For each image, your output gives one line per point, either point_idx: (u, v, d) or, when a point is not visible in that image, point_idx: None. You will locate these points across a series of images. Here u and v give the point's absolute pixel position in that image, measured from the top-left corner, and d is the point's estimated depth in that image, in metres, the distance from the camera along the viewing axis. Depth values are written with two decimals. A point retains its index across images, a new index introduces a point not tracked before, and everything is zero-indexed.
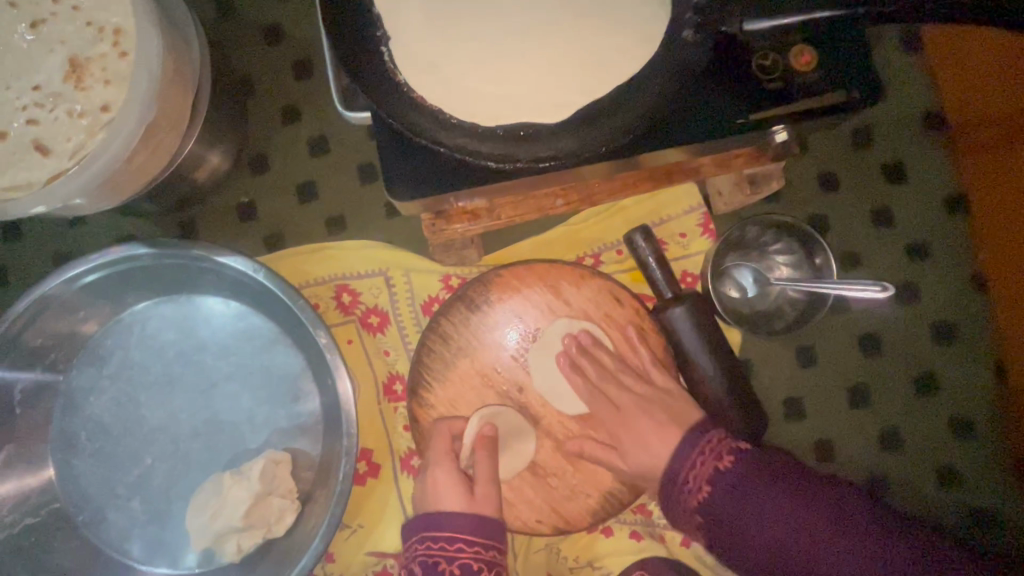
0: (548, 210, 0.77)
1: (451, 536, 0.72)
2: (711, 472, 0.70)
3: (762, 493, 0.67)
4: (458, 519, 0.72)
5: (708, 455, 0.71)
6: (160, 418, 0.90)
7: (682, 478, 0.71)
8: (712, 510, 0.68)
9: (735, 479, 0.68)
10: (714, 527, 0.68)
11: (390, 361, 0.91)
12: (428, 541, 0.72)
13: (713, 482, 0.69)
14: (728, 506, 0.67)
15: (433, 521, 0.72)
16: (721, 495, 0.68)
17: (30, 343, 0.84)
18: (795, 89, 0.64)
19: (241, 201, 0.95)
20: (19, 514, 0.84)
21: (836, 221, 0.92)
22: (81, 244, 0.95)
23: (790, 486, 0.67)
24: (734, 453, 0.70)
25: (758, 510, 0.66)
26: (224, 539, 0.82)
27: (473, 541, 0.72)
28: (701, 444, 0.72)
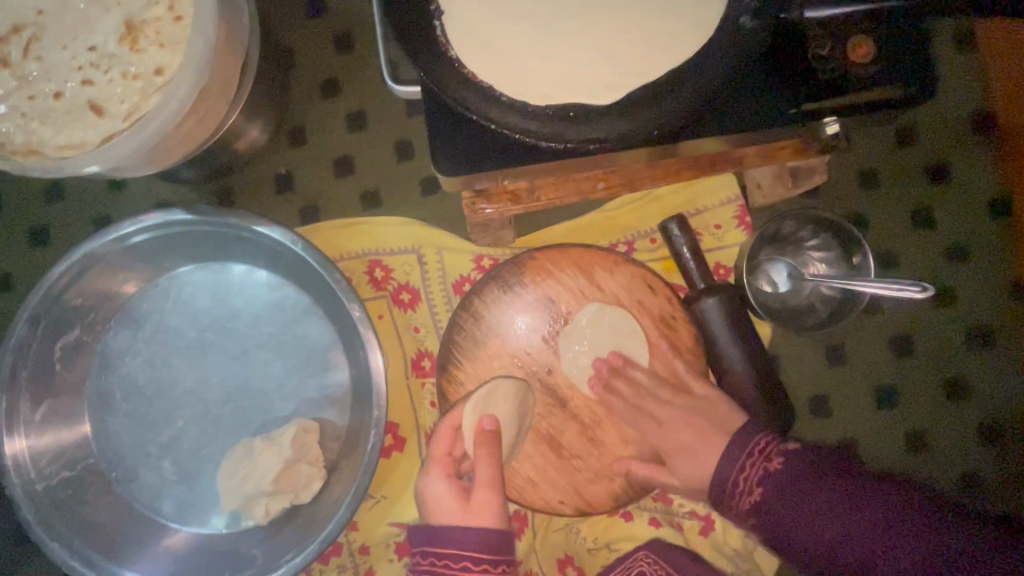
0: (588, 194, 0.77)
1: (457, 555, 0.70)
2: (758, 481, 0.68)
3: (812, 493, 0.65)
4: (464, 537, 0.70)
5: (752, 465, 0.69)
6: (192, 381, 0.92)
7: (738, 488, 0.69)
8: (766, 520, 0.67)
9: (781, 480, 0.67)
10: (777, 538, 0.66)
11: (419, 338, 0.92)
12: (434, 559, 0.71)
13: (762, 490, 0.68)
14: (778, 509, 0.66)
15: (439, 539, 0.71)
16: (771, 502, 0.67)
17: (70, 303, 0.86)
18: (849, 82, 0.62)
19: (278, 172, 0.95)
20: (56, 466, 0.87)
21: (874, 220, 0.91)
22: (120, 207, 0.96)
23: (842, 486, 0.64)
24: (782, 455, 0.69)
25: (808, 515, 0.64)
26: (253, 501, 0.84)
27: (479, 559, 0.70)
28: (748, 453, 0.70)
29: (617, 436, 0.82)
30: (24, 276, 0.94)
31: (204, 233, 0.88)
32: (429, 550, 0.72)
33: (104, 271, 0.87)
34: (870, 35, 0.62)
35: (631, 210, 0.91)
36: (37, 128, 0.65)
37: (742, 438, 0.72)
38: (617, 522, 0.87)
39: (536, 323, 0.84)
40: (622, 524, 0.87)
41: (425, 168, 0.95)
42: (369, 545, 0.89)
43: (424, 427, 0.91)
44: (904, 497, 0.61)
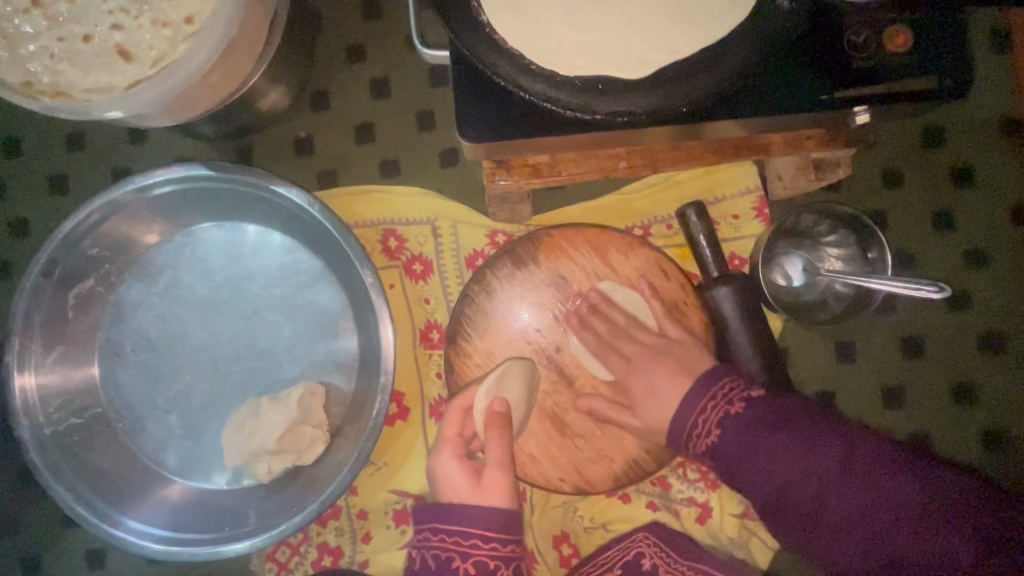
0: (610, 172, 0.76)
1: (467, 532, 0.68)
2: (718, 420, 0.68)
3: (770, 434, 0.65)
4: (476, 513, 0.69)
5: (717, 407, 0.69)
6: (202, 338, 0.93)
7: (698, 431, 0.70)
8: (719, 453, 0.68)
9: (744, 423, 0.67)
10: (725, 466, 0.67)
11: (429, 310, 0.92)
12: (444, 536, 0.69)
13: (719, 428, 0.68)
14: (734, 445, 0.66)
15: (449, 515, 0.69)
16: (726, 440, 0.67)
17: (86, 252, 0.87)
18: (881, 73, 0.62)
19: (298, 136, 0.95)
20: (65, 412, 0.88)
21: (894, 219, 0.91)
22: (139, 160, 0.96)
23: (800, 428, 0.64)
24: (741, 403, 0.68)
25: (761, 451, 0.65)
26: (256, 459, 0.85)
27: (491, 537, 0.69)
28: (709, 394, 0.70)
29: None
30: (42, 223, 0.95)
31: (221, 190, 0.88)
32: (440, 528, 0.69)
33: (121, 222, 0.89)
34: (909, 26, 0.62)
35: (649, 195, 0.91)
36: (65, 70, 0.65)
37: (707, 379, 0.71)
38: (615, 503, 0.88)
39: (547, 301, 0.84)
40: (620, 506, 0.88)
41: (446, 140, 0.95)
42: (368, 510, 0.90)
43: (429, 398, 0.91)
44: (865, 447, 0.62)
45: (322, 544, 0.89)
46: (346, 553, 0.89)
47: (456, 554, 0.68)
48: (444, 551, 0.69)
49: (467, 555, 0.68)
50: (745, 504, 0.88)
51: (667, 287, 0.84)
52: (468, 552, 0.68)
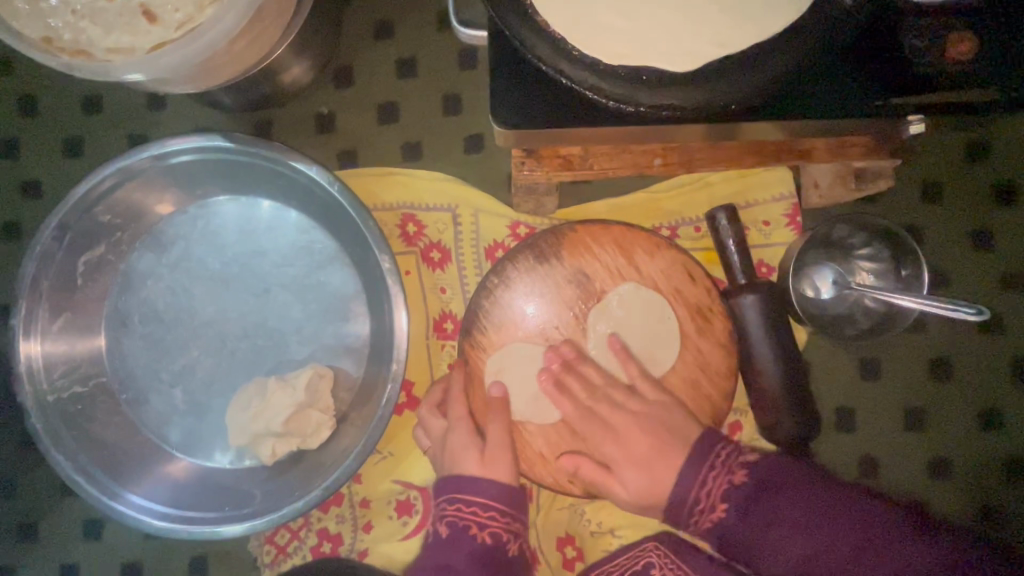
0: (644, 169, 0.73)
1: (484, 503, 0.78)
2: (722, 491, 0.71)
3: (775, 505, 0.68)
4: (491, 489, 0.78)
5: (718, 473, 0.72)
6: (211, 313, 0.91)
7: (691, 509, 0.73)
8: (728, 526, 0.70)
9: (746, 492, 0.70)
10: (733, 541, 0.70)
11: (444, 299, 0.90)
12: (462, 506, 0.78)
13: (726, 497, 0.71)
14: (743, 519, 0.69)
15: (469, 486, 0.78)
16: (734, 509, 0.70)
17: (99, 218, 0.86)
18: (932, 83, 0.58)
19: (320, 111, 0.93)
20: (69, 380, 0.86)
21: (931, 236, 0.87)
22: (156, 127, 0.94)
23: (807, 497, 0.68)
24: (743, 470, 0.71)
25: (770, 524, 0.68)
26: (261, 440, 0.84)
27: (503, 510, 0.78)
28: (709, 460, 0.73)
29: None
30: (55, 186, 0.93)
31: (240, 164, 0.86)
32: (459, 498, 0.78)
33: (137, 189, 0.87)
34: (979, 32, 0.56)
35: (679, 195, 0.88)
36: (86, 27, 0.62)
37: (705, 445, 0.74)
38: (623, 508, 0.86)
39: (568, 298, 0.81)
40: (628, 511, 0.85)
41: (472, 125, 0.92)
42: (370, 499, 0.88)
43: None
44: (870, 510, 0.65)
45: (321, 530, 0.88)
46: (346, 540, 0.88)
47: (472, 523, 0.77)
48: (462, 519, 0.77)
49: (482, 525, 0.77)
50: None
51: (692, 291, 0.81)
52: (484, 522, 0.77)
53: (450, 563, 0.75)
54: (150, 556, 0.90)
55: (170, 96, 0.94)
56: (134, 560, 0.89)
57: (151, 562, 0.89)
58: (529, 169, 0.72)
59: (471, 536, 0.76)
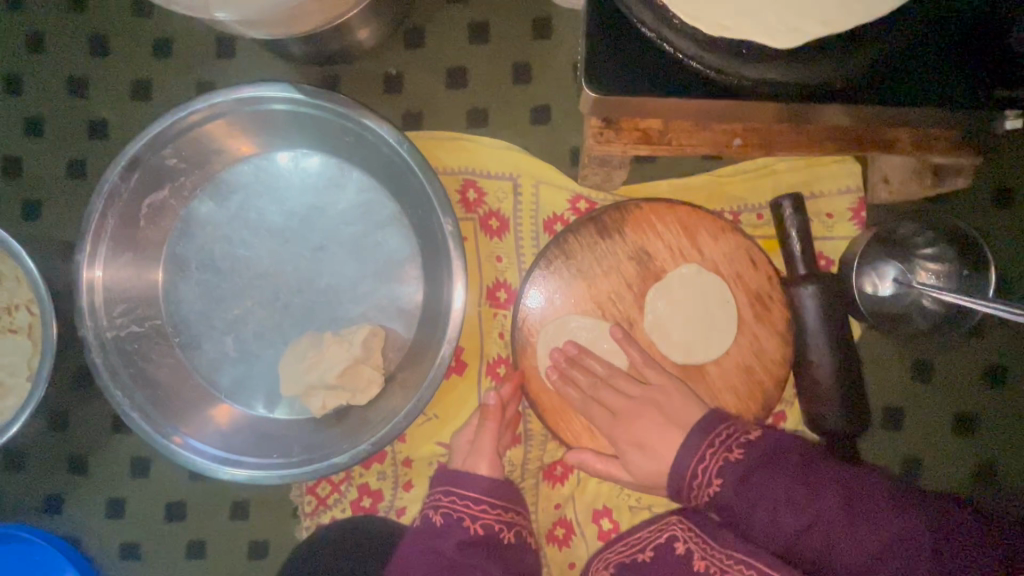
0: (722, 149, 0.74)
1: (477, 497, 0.74)
2: (719, 470, 0.64)
3: (769, 478, 0.62)
4: (484, 481, 0.76)
5: (717, 450, 0.66)
6: (266, 265, 0.92)
7: (693, 478, 0.66)
8: (722, 499, 0.63)
9: (742, 469, 0.63)
10: (732, 518, 0.63)
11: (499, 268, 0.90)
12: (453, 498, 0.75)
13: (720, 478, 0.64)
14: (736, 495, 0.62)
15: (460, 479, 0.76)
16: (731, 485, 0.63)
17: (165, 160, 0.86)
18: None
19: (389, 71, 0.93)
20: (127, 319, 0.88)
21: (997, 240, 0.89)
22: (223, 75, 0.94)
23: (800, 473, 0.61)
24: (738, 450, 0.65)
25: (768, 500, 0.61)
26: (313, 392, 0.85)
27: (496, 504, 0.74)
28: (709, 441, 0.67)
29: None
30: (121, 128, 0.94)
31: (308, 117, 0.86)
32: (447, 491, 0.75)
33: (204, 134, 0.87)
34: None
35: (743, 180, 0.88)
36: None
37: (705, 424, 0.69)
38: None
39: (628, 275, 0.81)
40: (668, 492, 0.86)
41: (539, 96, 0.92)
42: (413, 459, 0.89)
43: (488, 356, 0.90)
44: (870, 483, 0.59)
45: (362, 486, 0.89)
46: (386, 497, 0.89)
47: (466, 515, 0.73)
48: (454, 511, 0.74)
49: (475, 517, 0.73)
50: None
51: (753, 277, 0.81)
52: (477, 514, 0.73)
53: (440, 550, 0.71)
54: (193, 497, 0.92)
55: (240, 46, 0.94)
56: (179, 500, 0.92)
57: (194, 504, 0.91)
58: (607, 140, 0.72)
59: (462, 527, 0.72)
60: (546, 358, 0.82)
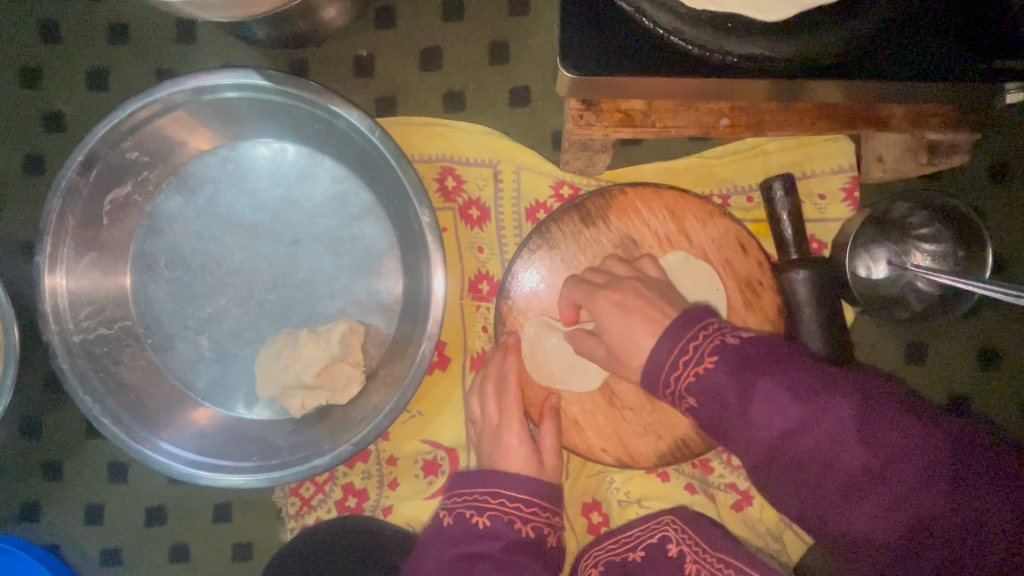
0: (709, 130, 0.70)
1: (524, 498, 0.68)
2: (700, 360, 0.59)
3: (751, 368, 0.56)
4: (534, 482, 0.69)
5: (706, 340, 0.60)
6: (239, 261, 0.88)
7: (672, 373, 0.60)
8: (707, 390, 0.58)
9: (740, 358, 0.57)
10: (708, 406, 0.58)
11: (481, 259, 0.87)
12: (502, 500, 0.67)
13: (705, 369, 0.58)
14: (723, 381, 0.57)
15: (509, 480, 0.69)
16: (716, 378, 0.57)
17: (126, 153, 0.82)
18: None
19: (360, 54, 0.89)
20: (95, 322, 0.84)
21: (994, 218, 0.86)
22: (184, 62, 0.89)
23: (798, 368, 0.55)
24: (725, 344, 0.59)
25: (756, 394, 0.55)
26: (293, 392, 0.83)
27: (542, 506, 0.69)
28: (688, 337, 0.60)
29: None
30: (78, 119, 0.89)
31: (275, 105, 0.82)
32: (494, 492, 0.68)
33: (168, 124, 0.83)
34: None
35: (732, 162, 0.85)
36: None
37: (693, 314, 0.62)
38: (653, 480, 0.84)
39: None
40: (658, 484, 0.84)
41: (518, 77, 0.88)
42: (397, 457, 0.87)
43: (471, 351, 0.87)
44: (880, 389, 0.53)
45: (347, 485, 0.87)
46: (371, 496, 0.87)
47: (513, 517, 0.67)
48: (504, 513, 0.66)
49: (526, 519, 0.67)
50: None
51: (742, 263, 0.78)
52: (527, 517, 0.67)
53: (483, 554, 0.64)
54: (174, 502, 0.90)
55: (201, 29, 0.89)
56: (160, 505, 0.89)
57: (175, 508, 0.89)
58: (588, 123, 0.69)
59: (513, 530, 0.66)
60: (530, 351, 0.79)
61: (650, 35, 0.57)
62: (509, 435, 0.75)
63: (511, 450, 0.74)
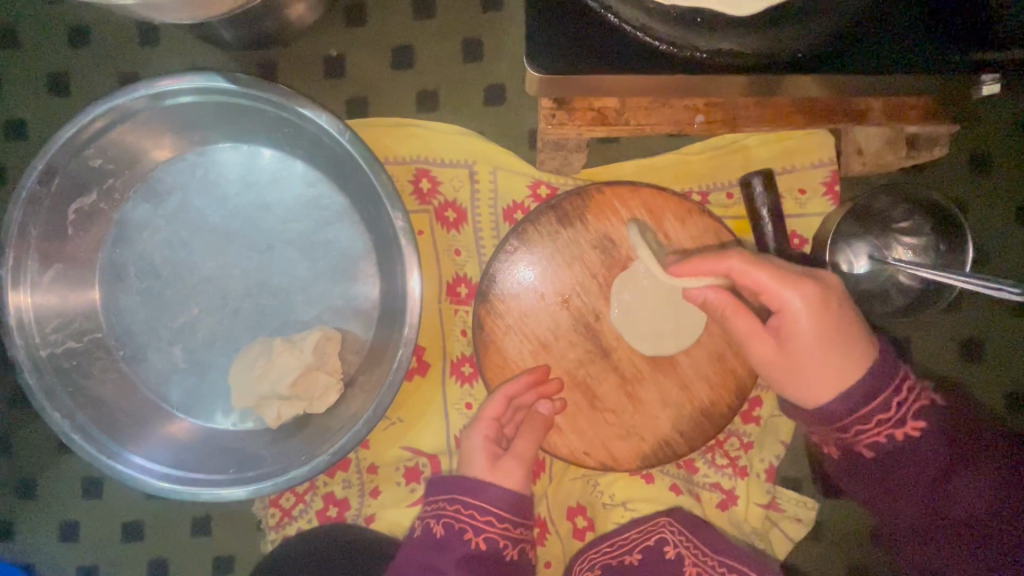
0: (684, 127, 0.69)
1: (483, 507, 0.68)
2: (902, 422, 0.60)
3: (957, 447, 0.59)
4: (494, 490, 0.68)
5: (906, 401, 0.60)
6: (211, 269, 0.86)
7: (862, 419, 0.60)
8: (894, 449, 0.60)
9: (922, 435, 0.59)
10: (894, 466, 0.60)
11: (458, 262, 0.86)
12: (458, 506, 0.68)
13: (905, 431, 0.60)
14: (921, 451, 0.59)
15: (466, 486, 0.69)
16: (914, 444, 0.60)
17: (89, 162, 0.79)
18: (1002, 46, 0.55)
19: (329, 53, 0.87)
20: (63, 334, 0.81)
21: (975, 210, 0.85)
22: (148, 64, 0.87)
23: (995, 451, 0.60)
24: (932, 413, 0.60)
25: (948, 473, 0.59)
26: (267, 402, 0.81)
27: (503, 517, 0.68)
28: (888, 392, 0.60)
29: (656, 395, 0.77)
30: (40, 127, 0.86)
31: (241, 108, 0.80)
32: (449, 498, 0.69)
33: (132, 130, 0.80)
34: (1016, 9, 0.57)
35: (711, 157, 0.84)
36: None
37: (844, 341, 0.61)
38: (637, 481, 0.83)
39: (591, 264, 0.77)
40: (641, 485, 0.83)
41: (492, 75, 0.87)
42: (378, 465, 0.86)
43: (450, 355, 0.86)
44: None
45: (327, 495, 0.86)
46: (352, 505, 0.86)
47: (467, 526, 0.67)
48: (456, 522, 0.67)
49: (478, 529, 0.67)
50: (771, 494, 0.84)
51: (722, 261, 0.77)
52: (481, 526, 0.67)
53: (436, 565, 0.65)
54: (152, 517, 0.88)
55: (165, 31, 0.87)
56: (136, 519, 0.88)
57: (153, 523, 0.88)
58: (560, 122, 0.67)
59: (464, 540, 0.66)
60: (512, 355, 0.77)
61: (611, 27, 0.55)
62: (471, 436, 0.74)
63: (472, 450, 0.73)
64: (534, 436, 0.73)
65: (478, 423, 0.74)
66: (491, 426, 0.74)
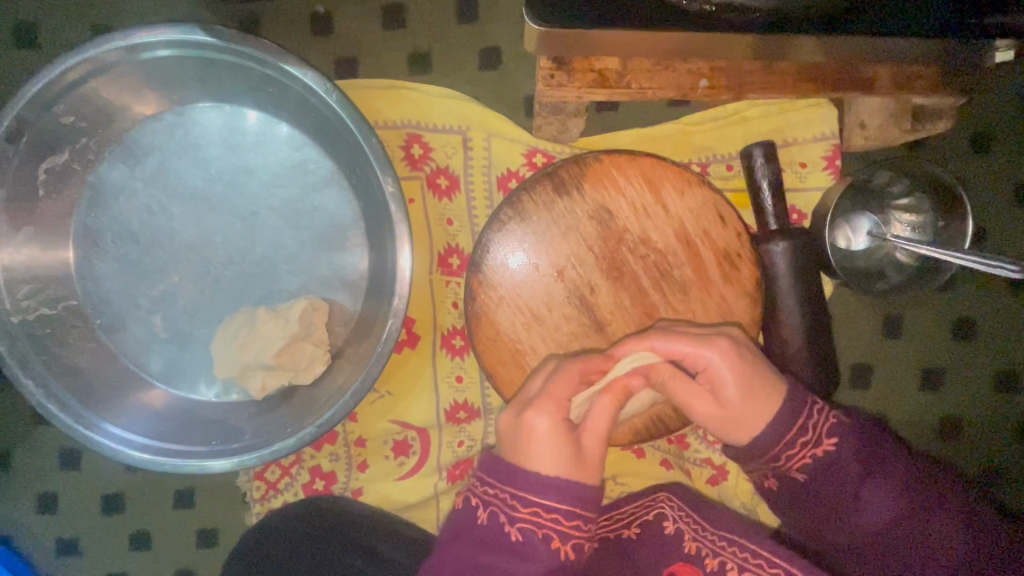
0: (687, 92, 0.67)
1: (569, 510, 0.56)
2: (819, 442, 0.62)
3: (873, 481, 0.61)
4: (580, 489, 0.56)
5: (816, 423, 0.63)
6: (192, 236, 0.82)
7: (779, 457, 0.63)
8: (820, 465, 0.62)
9: (825, 469, 0.62)
10: (821, 484, 0.62)
11: (450, 232, 0.84)
12: (536, 510, 0.56)
13: (822, 451, 0.62)
14: (820, 483, 0.62)
15: (558, 488, 0.56)
16: (832, 459, 0.62)
17: (60, 118, 0.75)
18: None
19: (317, 10, 0.83)
20: (34, 301, 0.77)
21: (974, 188, 0.84)
22: (123, 16, 0.82)
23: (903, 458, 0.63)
24: (838, 428, 0.63)
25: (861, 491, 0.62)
26: (252, 373, 0.79)
27: (588, 517, 0.57)
28: (803, 416, 0.63)
29: None
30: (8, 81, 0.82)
31: (224, 65, 0.75)
32: (524, 497, 0.56)
33: (105, 86, 0.76)
34: None
35: (709, 129, 0.82)
36: None
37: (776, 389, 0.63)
38: (629, 457, 0.84)
39: (587, 236, 0.73)
40: (633, 461, 0.83)
41: (486, 38, 0.84)
42: (366, 438, 0.84)
43: (441, 328, 0.84)
44: (929, 477, 0.62)
45: (314, 468, 0.84)
46: (340, 479, 0.84)
47: (552, 533, 0.55)
48: (537, 528, 0.55)
49: (565, 536, 0.56)
50: None
51: (721, 235, 0.74)
52: (567, 532, 0.56)
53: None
54: (132, 488, 0.86)
55: None
56: (117, 492, 0.86)
57: (134, 495, 0.86)
58: (559, 83, 0.65)
59: (550, 551, 0.55)
60: (502, 328, 0.74)
61: None
62: (535, 415, 0.58)
63: (535, 437, 0.57)
64: (608, 413, 0.60)
65: (544, 402, 0.59)
66: (563, 407, 0.59)
